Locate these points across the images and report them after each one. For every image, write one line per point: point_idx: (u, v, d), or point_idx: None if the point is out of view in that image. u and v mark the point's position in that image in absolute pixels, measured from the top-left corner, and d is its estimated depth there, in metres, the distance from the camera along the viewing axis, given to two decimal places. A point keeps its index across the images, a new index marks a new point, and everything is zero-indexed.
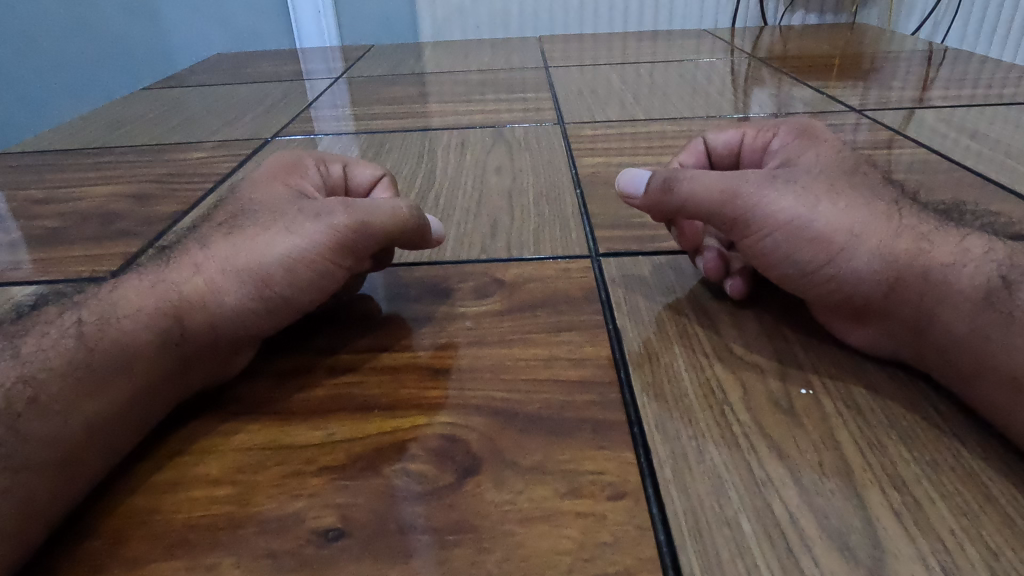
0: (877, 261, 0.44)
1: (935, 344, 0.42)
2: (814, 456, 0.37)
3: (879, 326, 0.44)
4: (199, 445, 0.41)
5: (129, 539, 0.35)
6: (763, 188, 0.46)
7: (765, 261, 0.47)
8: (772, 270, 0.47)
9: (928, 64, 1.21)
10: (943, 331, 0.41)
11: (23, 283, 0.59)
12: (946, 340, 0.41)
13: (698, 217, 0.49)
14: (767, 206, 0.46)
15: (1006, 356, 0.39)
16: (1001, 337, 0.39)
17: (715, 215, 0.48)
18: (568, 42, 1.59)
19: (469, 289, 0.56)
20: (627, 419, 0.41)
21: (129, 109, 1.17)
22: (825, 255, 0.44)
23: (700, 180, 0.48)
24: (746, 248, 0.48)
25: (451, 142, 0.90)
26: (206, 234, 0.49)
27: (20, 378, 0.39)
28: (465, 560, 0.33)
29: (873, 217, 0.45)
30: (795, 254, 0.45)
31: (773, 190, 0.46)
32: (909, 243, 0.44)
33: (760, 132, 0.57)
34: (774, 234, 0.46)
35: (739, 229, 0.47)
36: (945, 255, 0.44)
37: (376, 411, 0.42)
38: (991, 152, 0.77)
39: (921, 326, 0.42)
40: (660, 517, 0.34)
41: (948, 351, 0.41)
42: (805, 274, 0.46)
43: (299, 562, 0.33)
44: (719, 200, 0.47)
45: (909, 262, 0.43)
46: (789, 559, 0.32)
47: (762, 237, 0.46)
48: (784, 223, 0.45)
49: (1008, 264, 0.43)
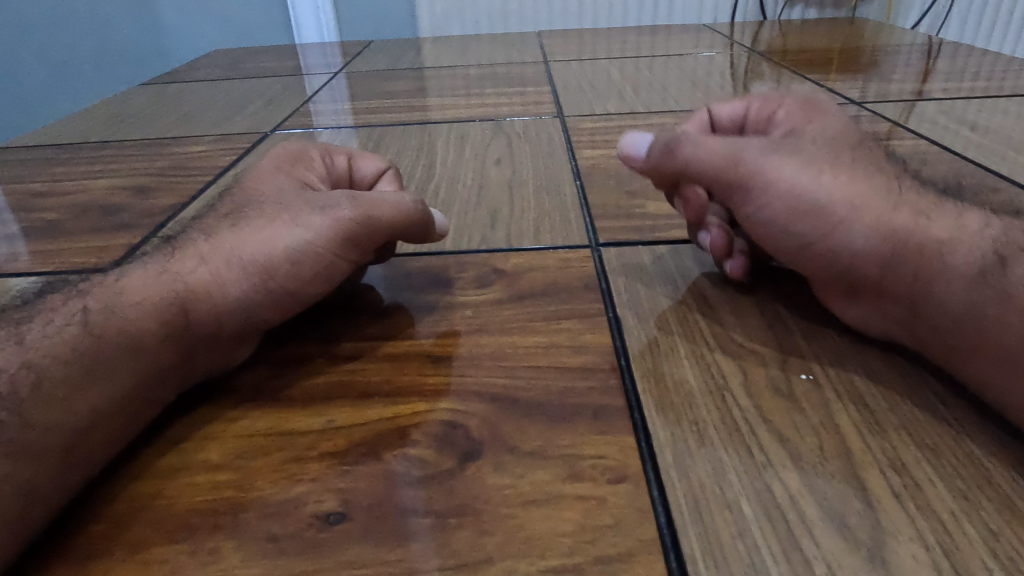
0: (875, 235, 0.44)
1: (929, 321, 0.42)
2: (814, 439, 0.37)
3: (872, 304, 0.45)
4: (200, 431, 0.41)
5: (131, 524, 0.35)
6: (765, 155, 0.46)
7: (763, 233, 0.47)
8: (771, 243, 0.48)
9: (928, 57, 1.21)
10: (937, 307, 0.41)
11: (22, 275, 0.59)
12: (939, 317, 0.41)
13: (700, 181, 0.49)
14: (768, 174, 0.46)
15: (1001, 333, 0.39)
16: (995, 312, 0.39)
17: (716, 182, 0.48)
18: (567, 37, 1.59)
19: (469, 279, 0.56)
20: (627, 404, 0.41)
21: (127, 103, 1.17)
22: (823, 227, 0.45)
23: (703, 146, 0.48)
24: (745, 220, 0.48)
25: (451, 135, 0.90)
26: (212, 225, 0.49)
27: (24, 363, 0.39)
28: (466, 543, 0.33)
29: (873, 192, 0.45)
30: (793, 225, 0.46)
31: (775, 159, 0.46)
32: (907, 218, 0.44)
33: (767, 103, 0.57)
34: (774, 202, 0.46)
35: (739, 197, 0.47)
36: (942, 232, 0.44)
37: (377, 397, 0.42)
38: (992, 143, 0.77)
39: (915, 302, 0.42)
40: (660, 499, 0.34)
41: (941, 327, 0.41)
42: (802, 247, 0.46)
43: (300, 545, 0.33)
44: (720, 165, 0.47)
45: (905, 238, 0.43)
46: (789, 540, 0.32)
47: (761, 206, 0.46)
48: (784, 191, 0.45)
49: (1004, 240, 0.43)
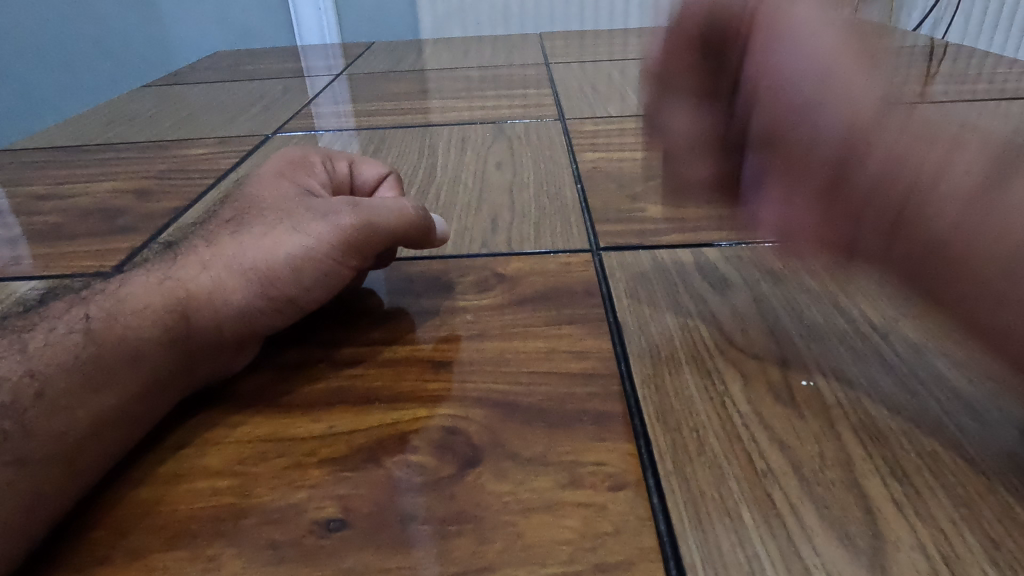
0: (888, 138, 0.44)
1: (910, 237, 0.43)
2: (814, 447, 0.37)
3: (847, 198, 0.44)
4: (201, 437, 0.41)
5: (132, 531, 0.35)
6: (794, 25, 0.47)
7: (769, 95, 0.47)
8: (768, 108, 0.47)
9: (931, 60, 1.21)
10: (927, 220, 0.42)
11: (24, 279, 0.59)
12: (928, 230, 0.42)
13: (718, 34, 0.51)
14: (795, 42, 0.47)
15: (991, 248, 0.40)
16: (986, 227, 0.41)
17: (741, 27, 0.49)
18: (569, 39, 1.59)
19: (470, 283, 0.56)
20: (627, 411, 0.41)
21: (129, 106, 1.18)
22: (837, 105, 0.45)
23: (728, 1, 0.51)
24: (759, 61, 0.47)
25: (452, 138, 0.90)
26: (214, 231, 0.49)
27: (28, 371, 0.39)
28: (466, 550, 0.33)
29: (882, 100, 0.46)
30: (810, 100, 0.45)
31: (802, 30, 0.47)
32: (911, 136, 0.45)
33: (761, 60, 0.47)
34: (797, 72, 0.46)
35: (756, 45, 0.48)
36: (943, 145, 0.44)
37: (377, 403, 0.42)
38: (994, 147, 0.77)
39: (905, 209, 0.43)
40: (660, 506, 0.34)
41: (931, 239, 0.42)
42: (805, 118, 0.45)
43: (300, 553, 0.33)
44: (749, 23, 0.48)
45: (912, 149, 0.44)
46: (790, 548, 0.32)
47: (780, 62, 0.46)
48: (809, 62, 0.46)
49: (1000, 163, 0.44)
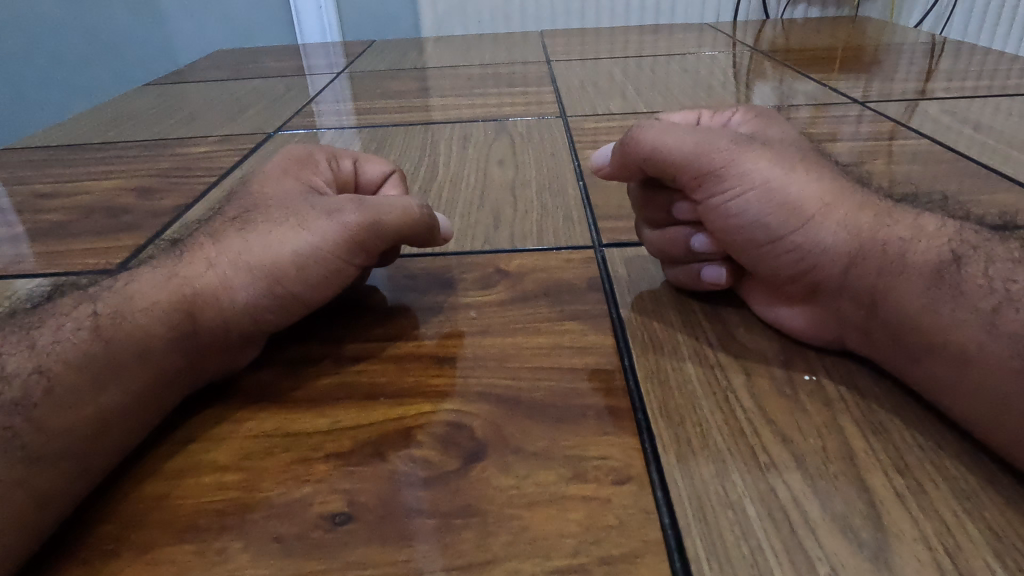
0: (842, 233, 0.44)
1: (884, 321, 0.42)
2: (817, 440, 0.38)
3: (828, 305, 0.45)
4: (207, 433, 0.41)
5: (140, 524, 0.35)
6: (739, 148, 0.46)
7: (729, 225, 0.46)
8: (729, 237, 0.47)
9: (931, 56, 1.21)
10: (894, 307, 0.41)
11: (28, 276, 0.60)
12: (895, 317, 0.41)
13: (668, 169, 0.48)
14: (742, 164, 0.46)
15: (950, 331, 0.39)
16: (949, 313, 0.39)
17: (685, 167, 0.47)
18: (569, 37, 1.59)
19: (472, 280, 0.56)
20: (631, 406, 0.41)
21: (132, 104, 1.18)
22: (792, 221, 0.44)
23: (670, 132, 0.48)
24: (712, 205, 0.47)
25: (454, 135, 0.91)
26: (219, 228, 0.50)
27: (36, 368, 0.39)
28: (471, 543, 0.33)
29: (842, 191, 0.46)
30: (766, 218, 0.45)
31: (747, 152, 0.46)
32: (870, 218, 0.45)
33: (719, 184, 0.46)
34: (748, 193, 0.45)
35: (708, 185, 0.47)
36: (903, 231, 0.44)
37: (382, 399, 0.43)
38: (995, 143, 0.77)
39: (875, 302, 0.42)
40: (664, 501, 0.34)
41: (899, 329, 0.41)
42: (763, 231, 0.45)
43: (306, 546, 0.33)
44: (692, 153, 0.47)
45: (870, 235, 0.44)
46: (793, 541, 0.32)
47: (733, 196, 0.46)
48: (758, 182, 0.45)
49: (960, 240, 0.44)
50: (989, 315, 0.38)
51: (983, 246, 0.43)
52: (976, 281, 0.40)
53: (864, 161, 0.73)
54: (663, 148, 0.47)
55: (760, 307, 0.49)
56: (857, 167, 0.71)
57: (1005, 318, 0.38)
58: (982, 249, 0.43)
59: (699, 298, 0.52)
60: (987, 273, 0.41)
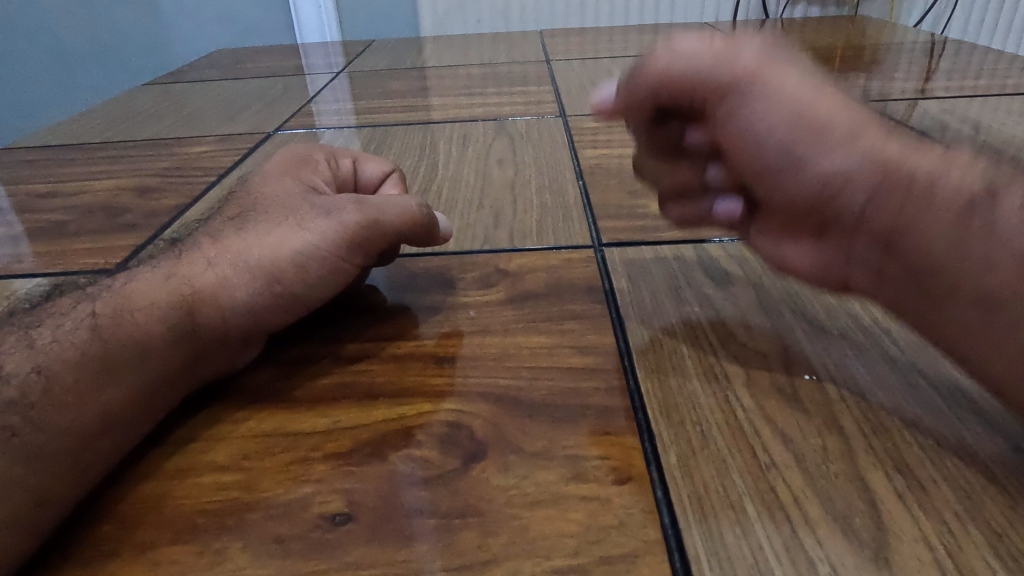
0: (865, 160, 0.42)
1: (902, 258, 0.41)
2: (817, 440, 0.38)
3: (840, 241, 0.44)
4: (207, 433, 0.41)
5: (139, 525, 0.35)
6: (763, 64, 0.46)
7: (748, 147, 0.46)
8: (752, 165, 0.47)
9: (931, 55, 1.21)
10: (912, 242, 0.40)
11: (27, 276, 0.60)
12: (915, 251, 0.40)
13: (688, 86, 0.48)
14: (764, 82, 0.45)
15: (969, 273, 0.38)
16: (980, 253, 0.38)
17: (707, 82, 0.47)
18: (569, 36, 1.59)
19: (472, 279, 0.56)
20: (631, 405, 0.41)
21: (131, 103, 1.18)
22: (813, 141, 0.44)
23: (693, 48, 0.47)
24: (732, 123, 0.47)
25: (453, 135, 0.91)
26: (218, 228, 0.50)
27: (35, 368, 0.39)
28: (471, 543, 0.33)
29: (871, 121, 0.45)
30: (788, 143, 0.44)
31: (770, 70, 0.46)
32: (898, 147, 0.43)
33: (740, 105, 0.46)
34: (767, 109, 0.45)
35: (728, 101, 0.46)
36: (937, 160, 0.42)
37: (381, 398, 0.43)
38: (995, 142, 0.77)
39: (895, 233, 0.41)
40: (664, 500, 0.34)
41: (916, 263, 0.40)
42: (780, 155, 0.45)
43: (306, 546, 0.33)
44: (715, 67, 0.46)
45: (898, 161, 0.42)
46: (794, 540, 0.32)
47: (753, 114, 0.45)
48: (783, 105, 0.44)
49: (995, 172, 0.41)
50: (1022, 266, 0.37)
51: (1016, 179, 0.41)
52: (1010, 216, 0.38)
53: None
54: (685, 66, 0.47)
55: (768, 245, 0.49)
56: None
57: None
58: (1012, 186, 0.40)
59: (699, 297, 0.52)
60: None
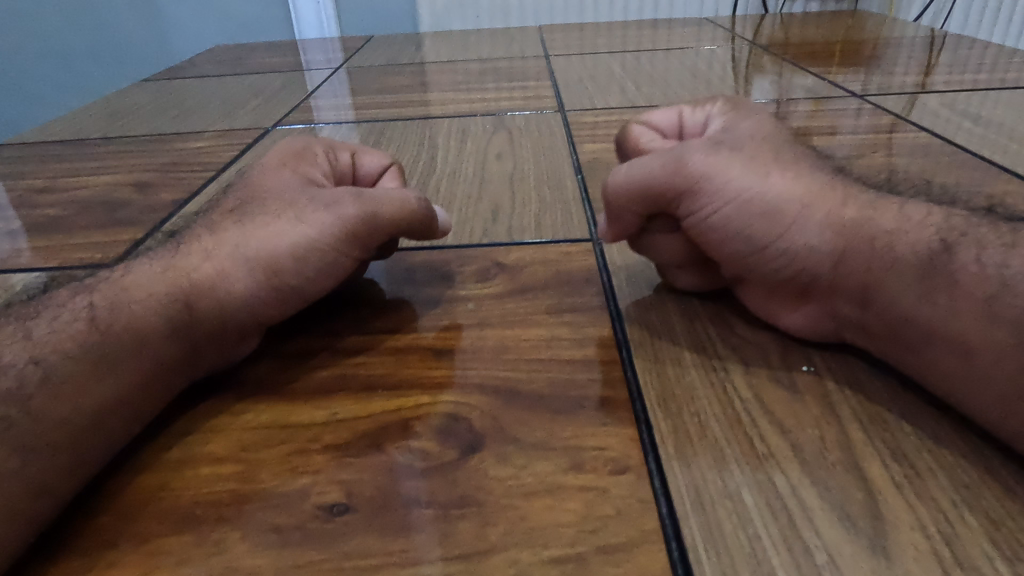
0: (827, 232, 0.43)
1: (880, 315, 0.41)
2: (815, 430, 0.38)
3: (822, 303, 0.44)
4: (205, 425, 0.41)
5: (138, 516, 0.35)
6: (712, 157, 0.46)
7: (711, 238, 0.46)
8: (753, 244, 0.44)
9: (931, 49, 1.21)
10: (889, 304, 0.41)
11: (25, 270, 0.60)
12: (891, 315, 0.41)
13: (649, 199, 0.47)
14: (716, 177, 0.45)
15: (949, 324, 0.38)
16: (946, 306, 0.39)
17: (662, 189, 0.46)
18: (568, 32, 1.59)
19: (471, 273, 0.56)
20: (629, 396, 0.41)
21: (130, 99, 1.18)
22: (785, 224, 0.44)
23: (637, 164, 0.48)
24: (693, 225, 0.47)
25: (452, 130, 0.90)
26: (216, 220, 0.50)
27: (32, 358, 0.39)
28: (469, 533, 0.33)
29: (825, 188, 0.45)
30: (747, 228, 0.44)
31: (720, 161, 0.46)
32: (854, 211, 0.44)
33: (698, 197, 0.45)
34: (725, 207, 0.45)
35: (686, 201, 0.46)
36: (888, 222, 0.43)
37: (380, 390, 0.43)
38: (995, 136, 0.77)
39: (869, 298, 0.42)
40: (662, 490, 0.34)
41: (895, 323, 0.41)
42: (779, 236, 0.44)
43: (304, 537, 0.33)
44: (667, 172, 0.46)
45: (855, 231, 0.43)
46: (791, 529, 0.32)
47: (711, 209, 0.45)
48: (734, 196, 0.44)
49: (948, 227, 0.43)
50: (987, 304, 0.37)
51: (972, 231, 0.42)
52: (969, 268, 0.39)
53: (862, 153, 0.73)
54: (635, 179, 0.47)
55: (755, 306, 0.48)
56: (856, 160, 0.71)
57: (1002, 303, 0.37)
58: (970, 236, 0.41)
59: (700, 293, 0.52)
60: (981, 259, 0.39)
